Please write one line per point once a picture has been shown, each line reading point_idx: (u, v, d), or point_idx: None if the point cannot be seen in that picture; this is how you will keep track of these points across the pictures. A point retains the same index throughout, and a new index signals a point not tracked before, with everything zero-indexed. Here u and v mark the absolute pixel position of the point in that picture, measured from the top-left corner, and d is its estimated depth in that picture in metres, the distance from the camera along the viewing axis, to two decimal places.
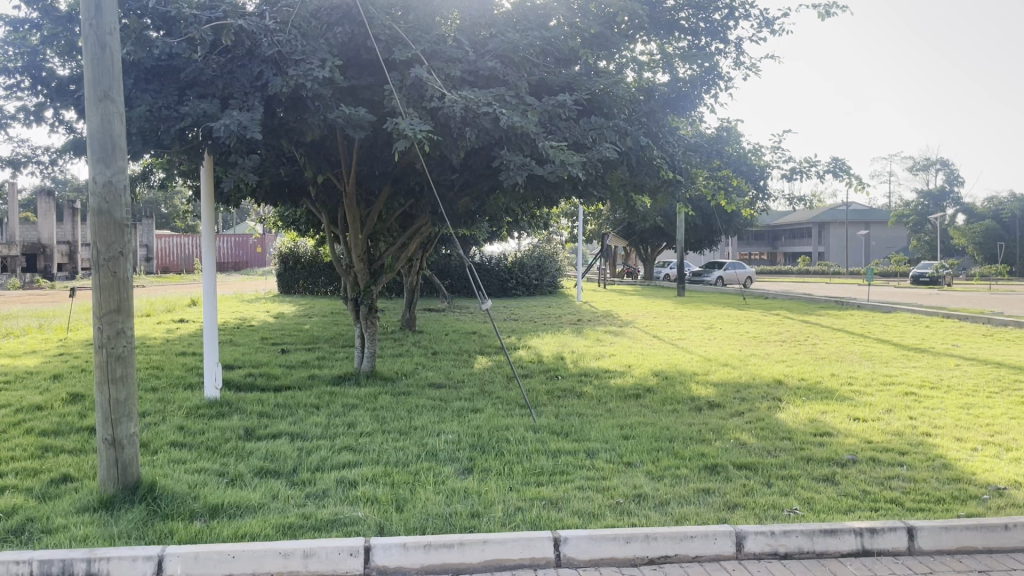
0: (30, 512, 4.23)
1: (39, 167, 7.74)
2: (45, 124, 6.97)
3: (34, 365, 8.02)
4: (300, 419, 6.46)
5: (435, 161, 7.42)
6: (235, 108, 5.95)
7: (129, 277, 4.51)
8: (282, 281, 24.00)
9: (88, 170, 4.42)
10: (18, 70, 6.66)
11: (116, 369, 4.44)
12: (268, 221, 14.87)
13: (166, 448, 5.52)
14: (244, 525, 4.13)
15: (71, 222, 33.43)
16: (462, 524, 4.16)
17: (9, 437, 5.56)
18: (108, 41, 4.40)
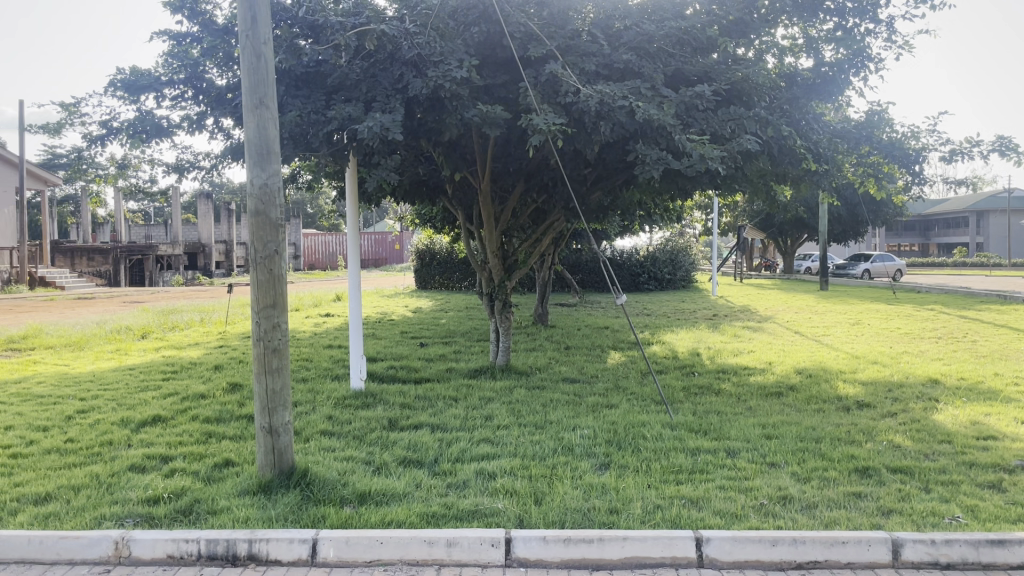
0: (197, 494, 4.55)
1: (201, 171, 8.29)
2: (206, 131, 7.44)
3: (197, 357, 8.62)
4: (440, 411, 6.63)
5: (569, 155, 7.42)
6: (377, 110, 6.13)
7: (283, 274, 4.77)
8: (419, 275, 24.75)
9: (246, 172, 4.71)
10: (182, 81, 7.14)
11: (273, 361, 4.73)
12: (404, 219, 15.35)
13: (316, 436, 5.81)
14: (390, 512, 4.29)
15: (227, 223, 35.83)
16: (601, 519, 4.15)
17: (177, 423, 6.01)
18: (263, 50, 4.66)
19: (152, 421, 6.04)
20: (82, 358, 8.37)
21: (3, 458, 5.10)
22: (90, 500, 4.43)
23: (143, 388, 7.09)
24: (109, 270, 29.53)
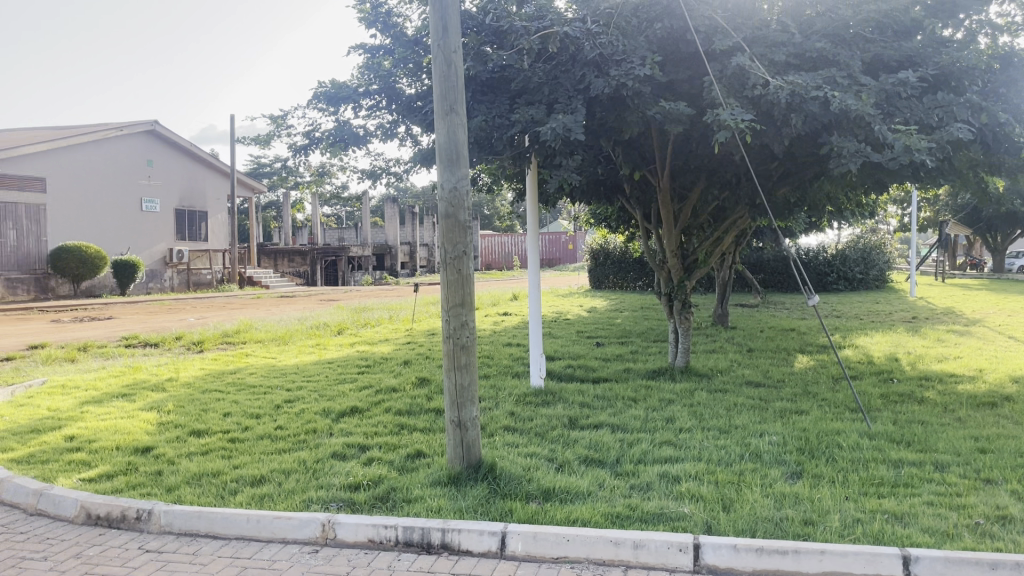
0: (393, 482, 4.80)
1: (392, 176, 8.73)
2: (397, 139, 7.82)
3: (388, 352, 9.08)
4: (620, 412, 6.60)
5: (754, 150, 7.16)
6: (559, 111, 6.20)
7: (470, 274, 4.93)
8: (594, 276, 24.84)
9: (437, 177, 4.90)
10: (377, 92, 7.54)
11: (461, 358, 4.91)
12: (581, 219, 15.45)
13: (500, 432, 5.96)
14: (575, 510, 4.32)
15: (411, 225, 37.60)
16: (795, 530, 3.97)
17: (372, 414, 6.37)
18: (453, 58, 4.83)
19: (350, 412, 6.44)
20: (287, 351, 9.06)
21: (224, 442, 5.61)
22: (298, 484, 4.78)
23: (340, 381, 7.57)
24: (307, 270, 31.86)
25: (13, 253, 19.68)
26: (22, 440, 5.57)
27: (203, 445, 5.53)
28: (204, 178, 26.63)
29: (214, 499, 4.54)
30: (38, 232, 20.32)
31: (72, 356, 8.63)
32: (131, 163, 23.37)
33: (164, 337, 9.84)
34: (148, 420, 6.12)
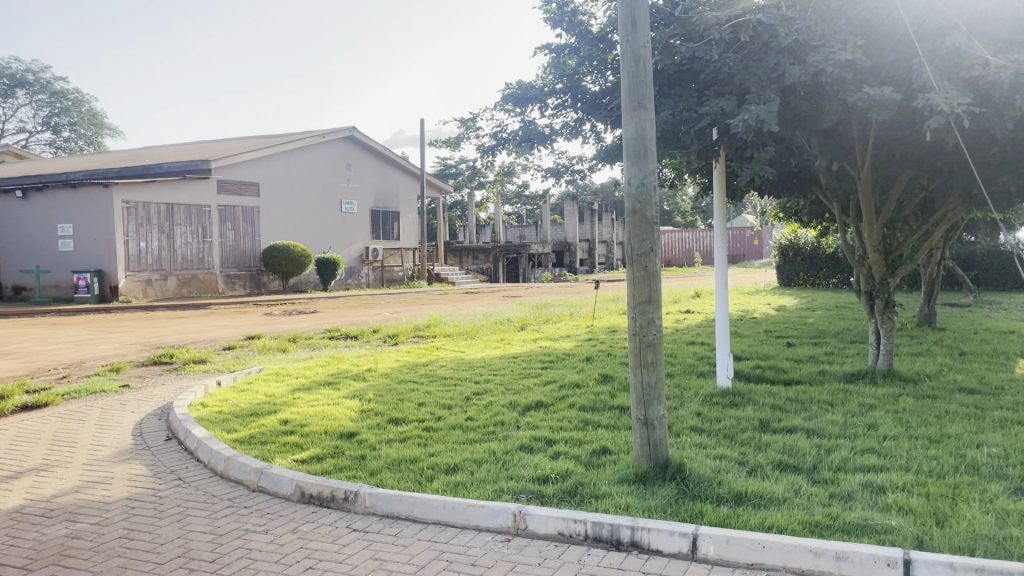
0: (580, 477, 4.83)
1: (575, 175, 8.79)
2: (582, 136, 7.85)
3: (570, 348, 9.16)
4: (816, 416, 6.28)
5: (970, 137, 6.57)
6: (752, 102, 6.02)
7: (658, 271, 4.86)
8: (783, 272, 23.85)
9: (624, 173, 4.88)
10: (562, 91, 7.62)
11: (647, 356, 4.86)
12: (768, 215, 14.86)
13: (687, 432, 5.86)
14: (770, 516, 4.15)
15: (590, 222, 37.76)
16: (1022, 552, 3.61)
17: (557, 409, 6.46)
18: (642, 53, 4.78)
19: (536, 406, 6.56)
20: (474, 346, 9.38)
21: (418, 430, 5.89)
22: (489, 474, 4.93)
23: (525, 375, 7.74)
24: (490, 267, 32.83)
25: (232, 251, 21.69)
26: (244, 422, 6.12)
27: (401, 433, 5.84)
28: (396, 180, 28.07)
29: (412, 485, 4.78)
30: (253, 232, 22.20)
31: (283, 346, 9.38)
32: (332, 167, 25.05)
33: (361, 330, 10.47)
34: (350, 407, 6.53)
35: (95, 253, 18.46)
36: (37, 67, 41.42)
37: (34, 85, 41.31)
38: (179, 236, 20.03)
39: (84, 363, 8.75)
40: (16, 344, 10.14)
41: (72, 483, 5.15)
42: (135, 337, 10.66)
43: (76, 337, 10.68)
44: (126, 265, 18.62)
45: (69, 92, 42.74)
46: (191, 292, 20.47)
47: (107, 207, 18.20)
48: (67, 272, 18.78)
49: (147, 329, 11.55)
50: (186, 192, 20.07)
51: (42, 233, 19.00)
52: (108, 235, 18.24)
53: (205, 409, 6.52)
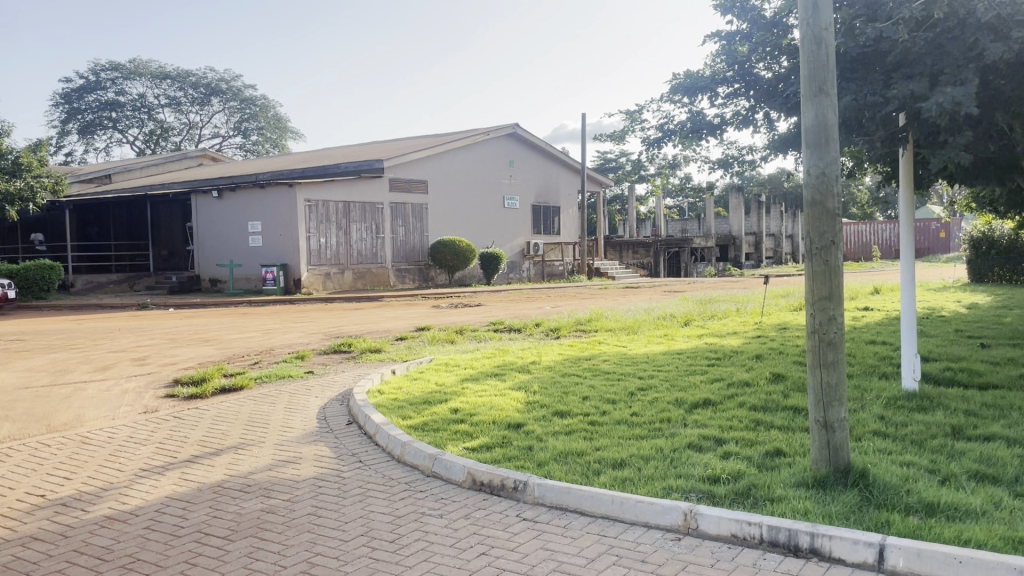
0: (754, 478, 4.67)
1: (745, 166, 8.51)
2: (754, 126, 7.58)
3: (738, 345, 8.87)
4: (1018, 424, 5.75)
5: None
6: (945, 84, 5.67)
7: (840, 266, 4.62)
8: (975, 268, 22.01)
9: (804, 162, 4.65)
10: (734, 79, 7.39)
11: (827, 355, 4.62)
12: (959, 205, 13.75)
13: (869, 436, 5.53)
14: (967, 530, 3.84)
15: (757, 214, 36.47)
16: None
17: (726, 408, 6.28)
18: (824, 36, 4.54)
19: (704, 404, 6.41)
20: (637, 341, 9.29)
21: (584, 424, 5.91)
22: (657, 471, 4.87)
23: (691, 372, 7.58)
24: (651, 261, 32.41)
25: (402, 246, 22.64)
26: (418, 410, 6.37)
27: (567, 425, 5.87)
28: (556, 174, 28.28)
29: (580, 478, 4.80)
30: (422, 227, 23.06)
31: (451, 338, 9.69)
32: (495, 164, 25.57)
33: (525, 324, 10.64)
34: (516, 399, 6.65)
35: (280, 248, 19.84)
36: (230, 76, 44.93)
37: (227, 93, 44.84)
38: (355, 232, 21.13)
39: (273, 350, 9.42)
40: (215, 331, 11.07)
41: (265, 461, 5.56)
42: (316, 327, 11.37)
43: (265, 326, 11.53)
44: (307, 259, 19.87)
45: (256, 98, 46.05)
46: (365, 285, 21.55)
47: (291, 205, 19.50)
48: (256, 266, 20.29)
49: (327, 319, 12.28)
50: (361, 190, 21.13)
51: (235, 230, 20.63)
52: (293, 231, 19.54)
53: (382, 396, 6.85)
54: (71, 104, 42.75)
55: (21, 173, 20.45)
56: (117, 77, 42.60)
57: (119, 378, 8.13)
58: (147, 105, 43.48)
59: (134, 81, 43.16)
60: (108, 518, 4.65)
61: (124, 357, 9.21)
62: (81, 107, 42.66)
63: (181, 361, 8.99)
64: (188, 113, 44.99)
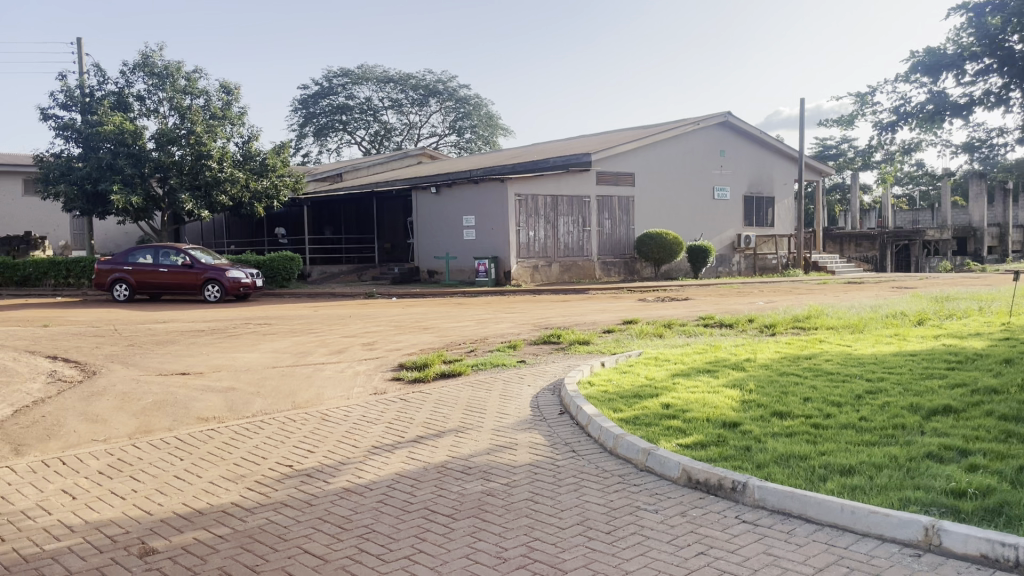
0: (1008, 496, 4.20)
1: (993, 150, 7.73)
2: (1006, 105, 6.85)
3: (983, 347, 8.04)
4: None
5: None
6: None
7: None
8: None
9: None
10: (984, 54, 6.73)
11: None
12: None
13: None
14: None
15: (1002, 204, 32.93)
16: None
17: (971, 416, 5.71)
18: None
19: (943, 412, 5.87)
20: (863, 340, 8.69)
21: (806, 426, 5.61)
22: (892, 480, 4.53)
23: (928, 375, 6.97)
24: (876, 255, 30.21)
25: (609, 239, 22.69)
26: (629, 403, 6.35)
27: (787, 427, 5.60)
28: (770, 163, 27.06)
29: (804, 483, 4.57)
30: (628, 220, 22.97)
31: (660, 332, 9.57)
32: (704, 154, 24.91)
33: (738, 319, 10.29)
34: (731, 397, 6.43)
35: (492, 241, 20.58)
36: (446, 77, 47.16)
37: (443, 93, 47.07)
38: (562, 225, 21.44)
39: (487, 339, 9.78)
40: (434, 320, 11.67)
41: (484, 445, 5.79)
42: (527, 317, 11.67)
43: (479, 316, 12.00)
44: (517, 252, 20.46)
45: (470, 96, 47.93)
46: (572, 278, 21.84)
47: (503, 199, 20.16)
48: (469, 258, 21.19)
49: (538, 310, 12.56)
50: (569, 184, 21.39)
51: (450, 224, 21.65)
52: (504, 225, 20.19)
53: (594, 387, 6.91)
54: (308, 109, 46.79)
55: (267, 173, 22.64)
56: (347, 83, 46.09)
57: (351, 361, 8.81)
58: (373, 107, 46.63)
59: (361, 85, 46.47)
60: (346, 490, 5.05)
61: (355, 342, 9.96)
62: (316, 111, 46.58)
63: (405, 347, 9.58)
64: (409, 114, 47.70)
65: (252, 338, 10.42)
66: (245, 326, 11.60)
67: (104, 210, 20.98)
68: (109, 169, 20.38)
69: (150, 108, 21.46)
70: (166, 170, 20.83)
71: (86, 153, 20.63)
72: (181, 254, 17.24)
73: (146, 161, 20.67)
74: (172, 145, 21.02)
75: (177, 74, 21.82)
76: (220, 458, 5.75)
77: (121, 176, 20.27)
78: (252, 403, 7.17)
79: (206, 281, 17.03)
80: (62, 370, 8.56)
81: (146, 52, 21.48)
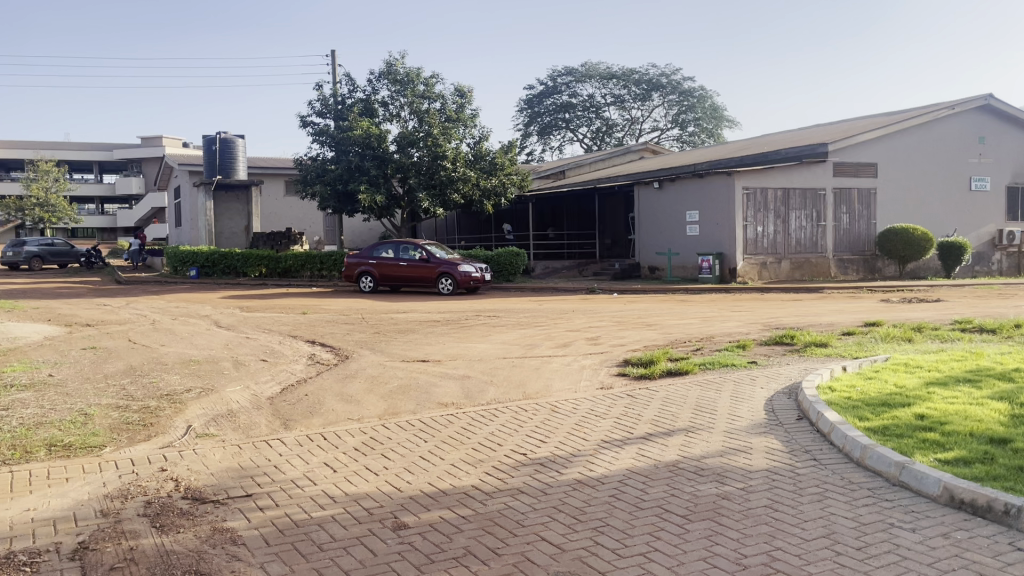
0: None
1: None
2: None
3: None
4: None
5: None
6: None
7: None
8: None
9: None
10: None
11: None
12: None
13: None
14: None
15: None
16: None
17: None
18: None
19: None
20: None
21: None
22: None
23: None
24: None
25: (846, 235, 21.27)
26: (876, 411, 5.92)
27: None
28: None
29: None
30: (869, 215, 21.45)
31: (908, 335, 8.84)
32: (958, 142, 22.64)
33: (1002, 324, 9.27)
34: (999, 410, 5.80)
35: (717, 237, 20.04)
36: (670, 70, 46.57)
37: (667, 87, 46.54)
38: (794, 220, 20.41)
39: (715, 338, 9.54)
40: (658, 316, 11.56)
41: (717, 446, 5.65)
42: (757, 316, 11.23)
43: (705, 314, 11.73)
44: (745, 248, 19.77)
45: (695, 89, 46.95)
46: (804, 275, 20.75)
47: (729, 193, 19.55)
48: (693, 254, 20.78)
49: (767, 309, 12.06)
50: (802, 176, 20.30)
51: (674, 219, 21.34)
52: (731, 220, 19.58)
53: (834, 392, 6.52)
54: (533, 109, 48.22)
55: (496, 172, 23.53)
56: (570, 81, 46.92)
57: (577, 355, 8.94)
58: (596, 104, 47.05)
59: (585, 83, 47.06)
60: (579, 482, 5.12)
61: (580, 336, 10.09)
62: (541, 110, 47.83)
63: (630, 342, 9.57)
64: (631, 110, 47.64)
65: (483, 329, 10.90)
66: (476, 318, 12.14)
67: (352, 208, 22.88)
68: (357, 171, 22.16)
69: (393, 113, 23.05)
70: (406, 171, 22.29)
71: (338, 156, 22.56)
72: (419, 250, 18.40)
73: (389, 162, 22.20)
74: (412, 148, 22.42)
75: (417, 80, 23.23)
76: (460, 442, 6.06)
77: (367, 177, 21.97)
78: (486, 391, 7.50)
79: (440, 275, 18.05)
80: (319, 354, 9.44)
81: (390, 60, 23.10)
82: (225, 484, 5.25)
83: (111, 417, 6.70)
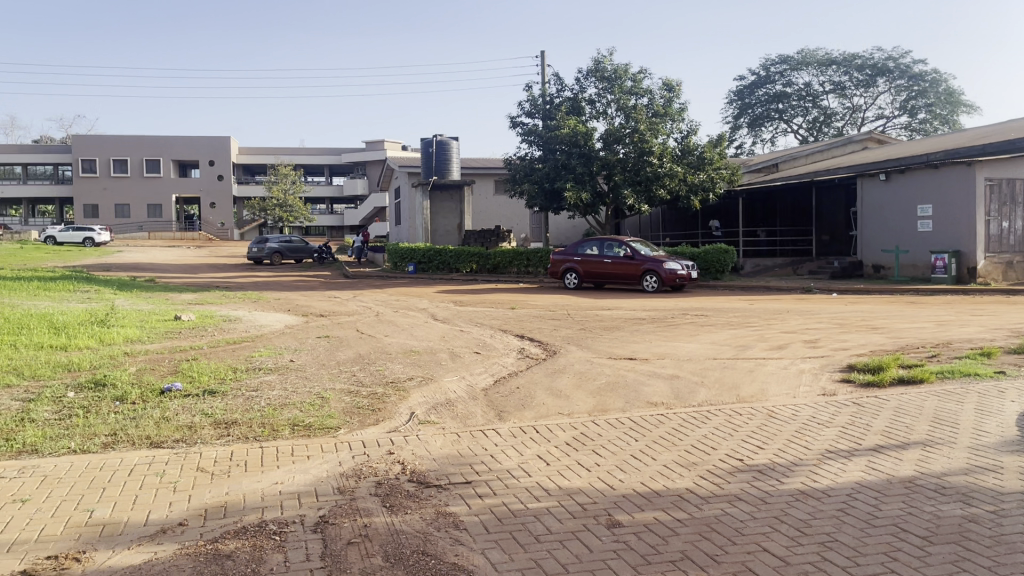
0: None
1: None
2: None
3: None
4: None
5: None
6: None
7: None
8: None
9: None
10: None
11: None
12: None
13: None
14: None
15: None
16: None
17: None
18: None
19: None
20: None
21: None
22: None
23: None
24: None
25: None
26: None
27: None
28: None
29: None
30: None
31: None
32: None
33: None
34: None
35: (953, 233, 18.38)
36: (898, 53, 43.17)
37: (894, 71, 43.17)
38: None
39: (953, 344, 8.71)
40: (884, 319, 10.73)
41: (960, 464, 5.14)
42: (1002, 321, 10.13)
43: (940, 317, 10.74)
44: (986, 245, 17.96)
45: (927, 72, 43.16)
46: None
47: (969, 185, 17.86)
48: (925, 252, 19.16)
49: (1015, 313, 10.82)
50: None
51: (902, 214, 19.77)
52: (970, 215, 17.88)
53: None
54: (744, 100, 46.57)
55: (704, 167, 22.97)
56: (785, 69, 44.82)
57: (795, 358, 8.51)
58: (813, 92, 44.54)
59: (801, 71, 44.76)
60: (802, 493, 4.86)
61: (797, 338, 9.59)
62: (752, 101, 46.06)
63: (853, 346, 8.96)
64: (852, 97, 44.70)
65: (692, 328, 10.66)
66: (684, 316, 11.89)
67: (558, 206, 23.25)
68: (564, 169, 22.49)
69: (600, 110, 23.14)
70: (612, 168, 22.30)
71: (545, 154, 23.00)
72: (623, 246, 18.36)
73: (595, 160, 22.29)
74: (618, 144, 22.41)
75: (625, 76, 23.18)
76: (672, 443, 5.96)
77: (573, 174, 22.22)
78: (697, 393, 7.32)
79: (646, 272, 17.89)
80: (529, 348, 9.66)
81: (598, 58, 23.20)
82: (446, 470, 5.50)
83: (344, 401, 7.25)
